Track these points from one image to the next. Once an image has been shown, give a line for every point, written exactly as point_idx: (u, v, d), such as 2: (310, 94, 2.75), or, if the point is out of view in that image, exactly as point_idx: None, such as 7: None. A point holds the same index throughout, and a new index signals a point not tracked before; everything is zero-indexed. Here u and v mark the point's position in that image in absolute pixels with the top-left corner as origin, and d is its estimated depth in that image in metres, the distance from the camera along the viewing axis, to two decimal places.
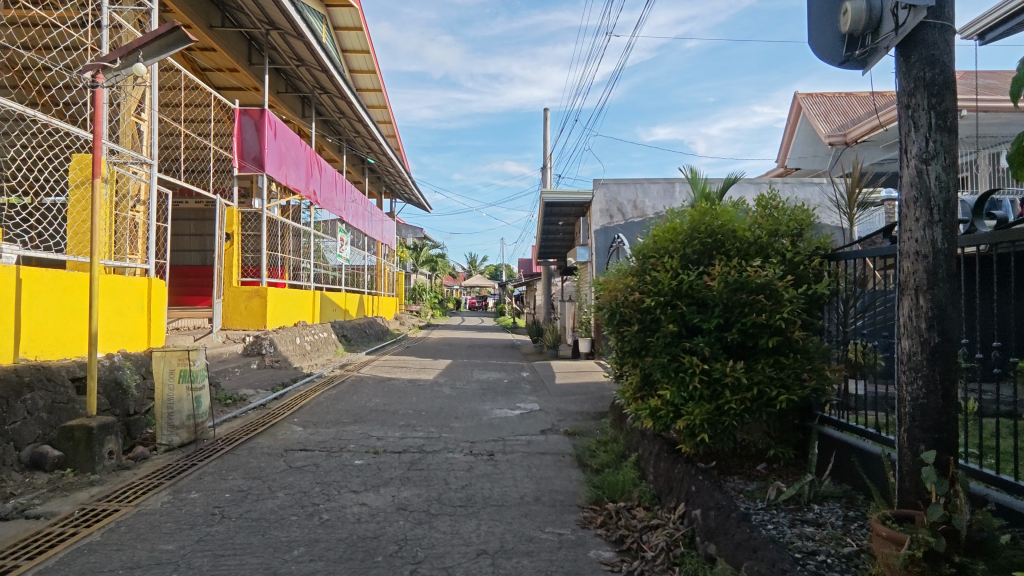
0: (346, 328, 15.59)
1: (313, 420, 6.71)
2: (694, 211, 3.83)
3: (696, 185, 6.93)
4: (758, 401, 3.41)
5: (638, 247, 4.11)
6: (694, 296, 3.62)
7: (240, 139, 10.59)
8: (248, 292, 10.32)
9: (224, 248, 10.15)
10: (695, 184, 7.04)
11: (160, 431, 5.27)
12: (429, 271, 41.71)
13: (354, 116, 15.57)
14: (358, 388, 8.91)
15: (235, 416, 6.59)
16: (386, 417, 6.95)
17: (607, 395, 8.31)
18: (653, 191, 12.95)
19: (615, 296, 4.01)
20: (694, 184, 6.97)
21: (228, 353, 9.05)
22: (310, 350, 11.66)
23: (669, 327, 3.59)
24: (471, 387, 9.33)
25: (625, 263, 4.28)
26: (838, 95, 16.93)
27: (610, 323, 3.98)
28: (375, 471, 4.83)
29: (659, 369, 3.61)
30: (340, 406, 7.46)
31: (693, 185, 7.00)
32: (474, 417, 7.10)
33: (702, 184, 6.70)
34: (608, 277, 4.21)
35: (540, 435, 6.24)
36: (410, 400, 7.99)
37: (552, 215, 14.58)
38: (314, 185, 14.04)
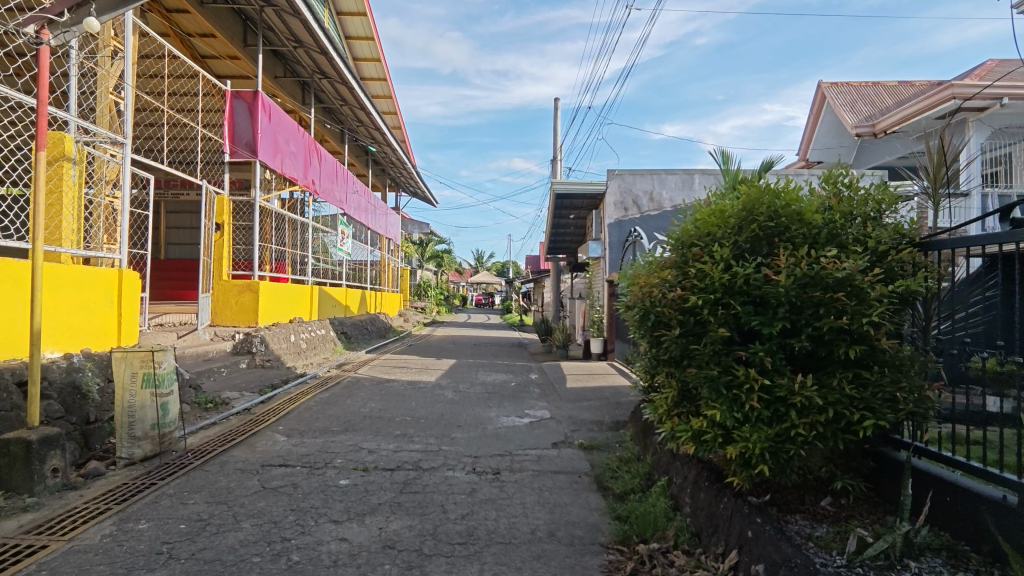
0: (347, 325, 14.91)
1: (299, 429, 6.03)
2: (749, 189, 3.11)
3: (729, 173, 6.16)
4: (832, 426, 2.71)
5: (674, 234, 3.42)
6: (750, 295, 2.91)
7: (231, 122, 9.91)
8: (238, 286, 9.65)
9: (214, 238, 9.51)
10: (728, 171, 6.25)
11: (120, 443, 4.62)
12: (434, 267, 40.97)
13: (356, 103, 14.92)
14: (353, 391, 8.23)
15: (213, 424, 5.96)
16: (381, 425, 6.27)
17: (624, 402, 7.58)
18: (670, 182, 12.21)
19: (647, 292, 3.31)
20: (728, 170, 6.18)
21: (214, 352, 8.41)
22: (306, 349, 11.00)
23: (720, 332, 2.87)
24: (476, 390, 8.65)
25: (659, 253, 3.59)
26: (864, 85, 16.08)
27: (641, 325, 3.28)
28: (362, 494, 4.15)
29: (706, 383, 2.90)
30: (331, 412, 6.77)
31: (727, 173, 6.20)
32: (478, 426, 6.41)
33: (735, 170, 5.96)
34: (639, 271, 3.52)
35: (552, 449, 5.55)
36: (408, 405, 7.30)
37: (562, 208, 13.85)
38: (312, 175, 13.36)
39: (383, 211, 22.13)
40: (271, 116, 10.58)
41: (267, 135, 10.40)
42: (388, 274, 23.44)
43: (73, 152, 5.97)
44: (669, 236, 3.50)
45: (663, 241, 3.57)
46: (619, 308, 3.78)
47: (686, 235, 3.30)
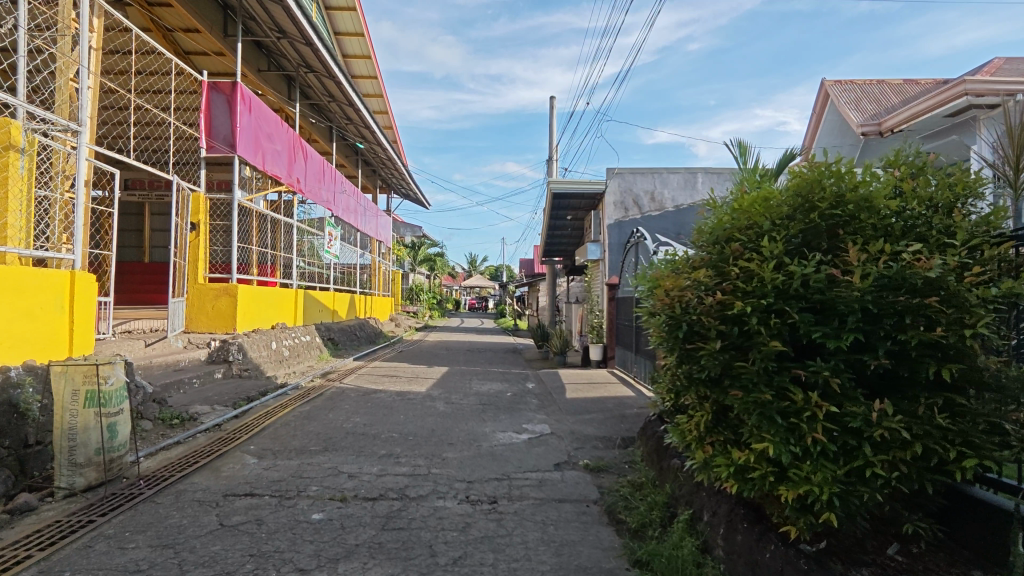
0: (334, 331, 14.26)
1: (272, 448, 5.42)
2: (801, 172, 2.57)
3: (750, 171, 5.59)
4: (918, 465, 2.15)
5: (706, 227, 2.89)
6: (808, 299, 2.36)
7: (209, 116, 9.34)
8: (215, 290, 9.02)
9: (189, 239, 8.87)
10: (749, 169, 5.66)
11: (58, 471, 4.01)
12: (427, 271, 40.29)
13: (345, 99, 14.35)
14: (336, 403, 7.61)
15: (175, 445, 5.36)
16: (365, 444, 5.67)
17: (630, 415, 7.00)
18: (672, 182, 11.74)
19: (676, 296, 2.76)
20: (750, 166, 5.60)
21: (186, 361, 7.78)
22: (289, 356, 10.36)
23: (774, 346, 2.30)
24: (470, 401, 8.05)
25: (687, 252, 3.06)
26: (868, 83, 15.69)
27: (670, 336, 2.73)
28: (337, 533, 3.54)
29: (756, 410, 2.34)
30: (310, 428, 6.16)
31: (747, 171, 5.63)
32: (472, 444, 5.82)
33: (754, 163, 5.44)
34: (664, 271, 2.98)
35: (555, 472, 4.99)
36: (396, 420, 6.69)
37: (560, 209, 13.30)
38: (298, 175, 12.74)
39: (373, 213, 21.50)
40: (252, 109, 9.98)
41: (247, 129, 9.79)
42: (379, 278, 22.78)
43: (22, 142, 5.34)
44: (699, 230, 2.97)
45: (691, 237, 3.05)
46: (639, 315, 3.24)
47: (722, 229, 2.76)
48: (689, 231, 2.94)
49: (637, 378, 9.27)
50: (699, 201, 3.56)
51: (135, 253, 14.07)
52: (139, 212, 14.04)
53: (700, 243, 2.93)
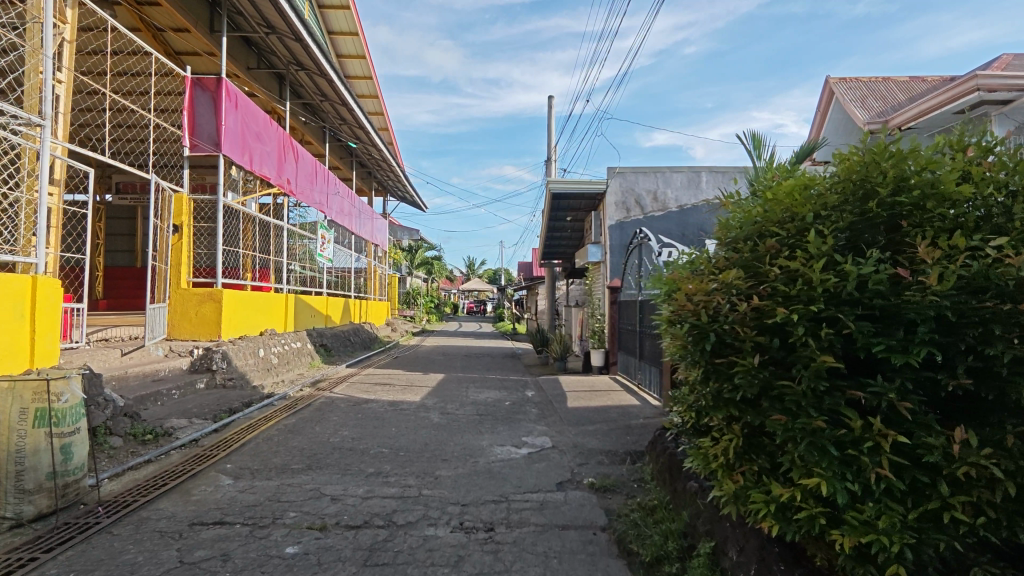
0: (327, 336, 13.82)
1: (251, 467, 4.98)
2: (851, 154, 2.17)
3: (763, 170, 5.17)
4: (1010, 508, 1.75)
5: (734, 222, 2.50)
6: (865, 304, 1.96)
7: (193, 114, 8.94)
8: (198, 296, 8.59)
9: (171, 242, 8.45)
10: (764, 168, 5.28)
11: (4, 499, 3.56)
12: (425, 274, 39.86)
13: (337, 98, 13.95)
14: (325, 415, 7.18)
15: (144, 464, 4.94)
16: (352, 461, 5.26)
17: (635, 425, 6.58)
18: (676, 181, 11.39)
19: (701, 302, 2.36)
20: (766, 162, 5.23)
21: (167, 371, 7.38)
22: (278, 364, 9.92)
23: (828, 362, 1.90)
24: (466, 411, 7.62)
25: (711, 251, 2.66)
26: (874, 80, 15.35)
27: (695, 349, 2.33)
28: (312, 571, 3.12)
29: (807, 439, 1.94)
30: (294, 443, 5.74)
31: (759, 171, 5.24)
32: (467, 460, 5.40)
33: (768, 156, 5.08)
34: (686, 274, 2.59)
35: (557, 492, 4.59)
36: (387, 433, 6.26)
37: (559, 210, 12.91)
38: (289, 175, 12.32)
39: (369, 216, 21.08)
40: (238, 106, 9.58)
41: (233, 127, 9.39)
42: (375, 282, 22.39)
43: None
44: (725, 225, 2.57)
45: (714, 233, 2.65)
46: (657, 323, 2.86)
47: (755, 224, 2.37)
48: (714, 227, 2.54)
49: (641, 386, 8.85)
50: (721, 194, 3.17)
51: (122, 258, 13.66)
52: (127, 215, 13.65)
53: (728, 239, 2.53)
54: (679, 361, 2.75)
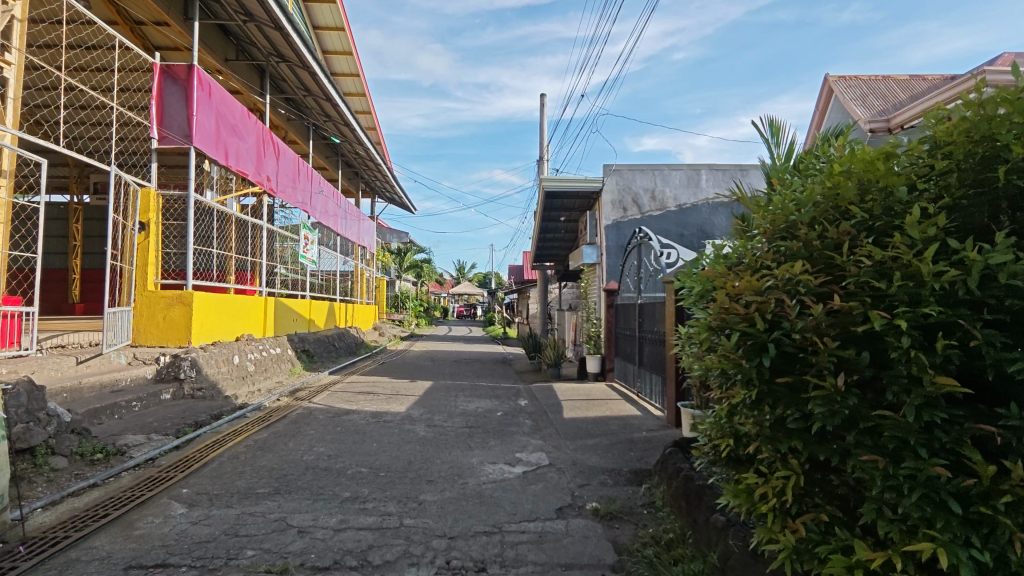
0: (310, 341, 13.18)
1: (210, 492, 4.40)
2: (952, 113, 1.76)
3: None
4: None
5: (787, 207, 2.08)
6: (990, 307, 1.52)
7: (162, 104, 8.38)
8: (167, 298, 7.97)
9: (137, 240, 7.84)
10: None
11: None
12: (414, 278, 39.23)
13: (321, 93, 13.39)
14: (301, 428, 6.57)
15: (87, 490, 4.34)
16: (325, 484, 4.69)
17: (639, 440, 6.05)
18: (674, 179, 10.94)
19: (754, 305, 1.91)
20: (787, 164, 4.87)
21: (128, 380, 6.77)
22: (255, 372, 9.28)
23: (947, 385, 1.46)
24: (455, 423, 7.05)
25: (756, 243, 2.24)
26: (873, 78, 15.04)
27: (752, 364, 1.87)
28: None
29: (920, 491, 1.49)
30: (262, 463, 5.17)
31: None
32: (455, 482, 4.84)
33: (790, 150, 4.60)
34: (726, 271, 2.16)
35: (557, 520, 4.05)
36: (368, 450, 5.69)
37: (553, 210, 12.40)
38: (269, 173, 11.73)
39: (356, 217, 20.45)
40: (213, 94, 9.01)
41: (207, 116, 8.82)
42: (362, 285, 21.76)
43: None
44: (775, 208, 2.15)
45: (760, 220, 2.22)
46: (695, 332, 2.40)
47: (820, 206, 1.95)
48: (764, 213, 2.11)
49: (641, 395, 8.34)
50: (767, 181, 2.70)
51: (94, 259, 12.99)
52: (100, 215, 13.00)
53: (782, 227, 2.10)
54: (718, 376, 2.29)
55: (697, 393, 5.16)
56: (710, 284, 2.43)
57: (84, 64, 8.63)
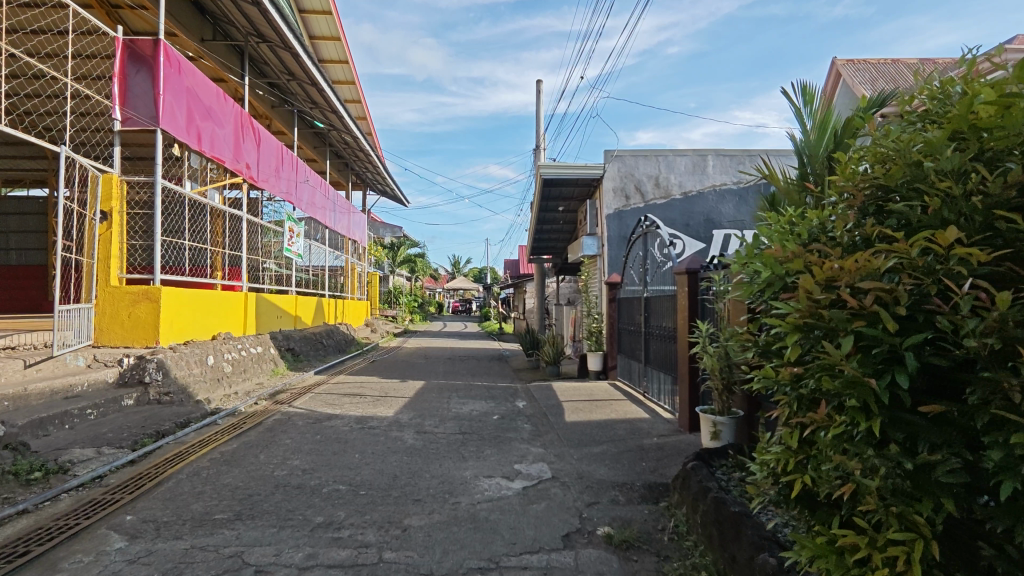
0: (295, 340, 12.50)
1: (159, 520, 3.77)
2: None
3: (814, 162, 4.33)
4: None
5: (903, 156, 1.76)
6: None
7: (126, 84, 7.68)
8: (132, 294, 7.32)
9: (98, 231, 7.18)
10: (817, 141, 4.36)
11: None
12: (408, 273, 38.43)
13: (306, 77, 12.70)
14: (277, 437, 5.94)
15: (11, 519, 3.70)
16: (294, 507, 4.05)
17: (651, 447, 5.46)
18: (679, 165, 10.33)
19: (872, 293, 1.55)
20: (821, 137, 4.31)
21: (84, 386, 6.10)
22: (232, 374, 8.62)
23: None
24: (447, 430, 6.42)
25: (838, 205, 1.97)
26: (883, 62, 14.62)
27: (883, 385, 1.52)
28: None
29: None
30: (226, 480, 4.53)
31: (810, 154, 4.37)
32: (446, 502, 4.22)
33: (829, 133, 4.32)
34: (806, 249, 1.77)
35: (564, 552, 3.43)
36: (349, 463, 5.07)
37: (551, 199, 11.75)
38: (249, 160, 11.02)
39: (347, 210, 19.70)
40: (183, 70, 8.31)
41: (176, 90, 8.13)
42: (353, 280, 21.06)
43: None
44: (877, 159, 1.87)
45: (851, 177, 1.92)
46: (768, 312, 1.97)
47: (954, 148, 1.68)
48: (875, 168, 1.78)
49: (648, 395, 7.75)
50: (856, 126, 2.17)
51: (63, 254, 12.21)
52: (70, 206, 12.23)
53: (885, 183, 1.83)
54: (788, 390, 1.90)
55: (719, 397, 4.56)
56: (781, 264, 1.93)
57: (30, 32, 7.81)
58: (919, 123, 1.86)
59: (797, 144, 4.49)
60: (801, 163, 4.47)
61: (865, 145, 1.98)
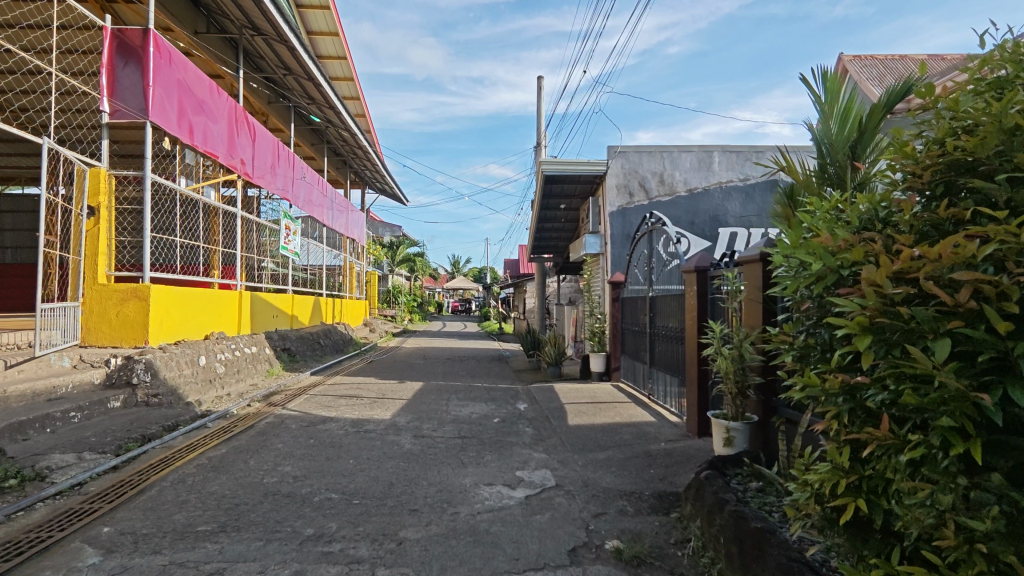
0: (291, 340, 12.25)
1: (137, 532, 3.53)
2: None
3: (836, 154, 4.10)
4: None
5: (985, 126, 1.61)
6: None
7: (114, 76, 7.43)
8: (120, 293, 7.07)
9: (85, 227, 6.94)
10: (838, 130, 4.13)
11: None
12: (407, 273, 38.16)
13: (303, 72, 12.45)
14: (268, 441, 5.70)
15: None
16: (282, 518, 3.81)
17: (658, 453, 5.22)
18: (684, 162, 10.10)
19: (968, 284, 1.41)
20: (844, 125, 4.09)
21: (67, 388, 5.86)
22: (225, 374, 8.39)
23: None
24: (446, 434, 6.18)
25: (903, 186, 1.84)
26: (890, 58, 14.43)
27: (994, 402, 1.37)
28: None
29: None
30: (212, 488, 4.29)
31: (832, 143, 4.13)
32: (445, 512, 3.98)
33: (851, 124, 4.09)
34: (872, 238, 1.62)
35: (572, 569, 3.18)
36: (342, 469, 4.83)
37: (552, 197, 11.52)
38: (244, 156, 10.76)
39: (345, 208, 19.45)
40: (174, 61, 8.06)
41: (167, 81, 7.89)
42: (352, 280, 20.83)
43: None
44: (947, 135, 1.72)
45: (920, 155, 1.77)
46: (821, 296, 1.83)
47: None
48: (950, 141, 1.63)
49: (653, 398, 7.53)
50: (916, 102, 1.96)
51: None
52: None
53: (960, 159, 1.69)
54: (841, 399, 1.75)
55: (732, 401, 4.32)
56: (834, 256, 1.77)
57: (14, 21, 7.52)
58: (990, 91, 1.72)
59: (816, 133, 4.26)
60: (819, 152, 4.23)
61: (927, 121, 1.83)
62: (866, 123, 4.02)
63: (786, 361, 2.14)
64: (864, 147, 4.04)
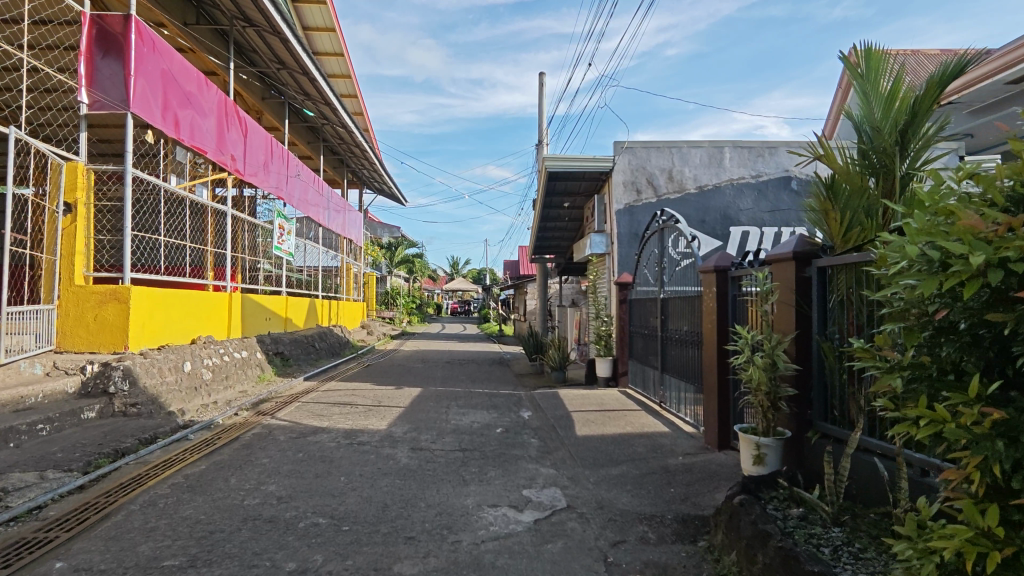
0: (284, 343, 11.80)
1: (93, 568, 3.09)
2: None
3: (881, 139, 3.71)
4: None
5: None
6: None
7: (93, 66, 7.01)
8: (99, 295, 6.65)
9: (59, 224, 6.51)
10: (881, 116, 3.74)
11: None
12: (406, 274, 37.69)
13: (297, 66, 12.05)
14: (253, 455, 5.27)
15: None
16: (260, 548, 3.38)
17: (677, 468, 4.79)
18: (693, 157, 9.68)
19: None
20: (889, 111, 3.69)
21: (36, 398, 5.41)
22: (212, 381, 7.94)
23: None
24: (445, 446, 5.73)
25: None
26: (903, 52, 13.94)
27: None
28: None
29: None
30: (184, 513, 3.85)
31: (876, 128, 3.74)
32: (445, 540, 3.56)
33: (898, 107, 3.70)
34: None
35: None
36: (331, 488, 4.39)
37: (556, 195, 11.09)
38: (235, 152, 10.35)
39: (342, 208, 19.01)
40: (158, 50, 7.65)
41: (151, 71, 7.48)
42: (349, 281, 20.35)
43: None
44: None
45: None
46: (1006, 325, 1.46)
47: None
48: None
49: (665, 405, 7.10)
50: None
51: None
52: None
53: None
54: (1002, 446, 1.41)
55: (762, 414, 3.88)
56: (989, 246, 1.42)
57: None
58: None
59: (855, 118, 3.87)
60: (859, 137, 3.86)
61: None
62: (916, 106, 3.63)
63: (891, 385, 1.79)
64: (913, 133, 3.66)
